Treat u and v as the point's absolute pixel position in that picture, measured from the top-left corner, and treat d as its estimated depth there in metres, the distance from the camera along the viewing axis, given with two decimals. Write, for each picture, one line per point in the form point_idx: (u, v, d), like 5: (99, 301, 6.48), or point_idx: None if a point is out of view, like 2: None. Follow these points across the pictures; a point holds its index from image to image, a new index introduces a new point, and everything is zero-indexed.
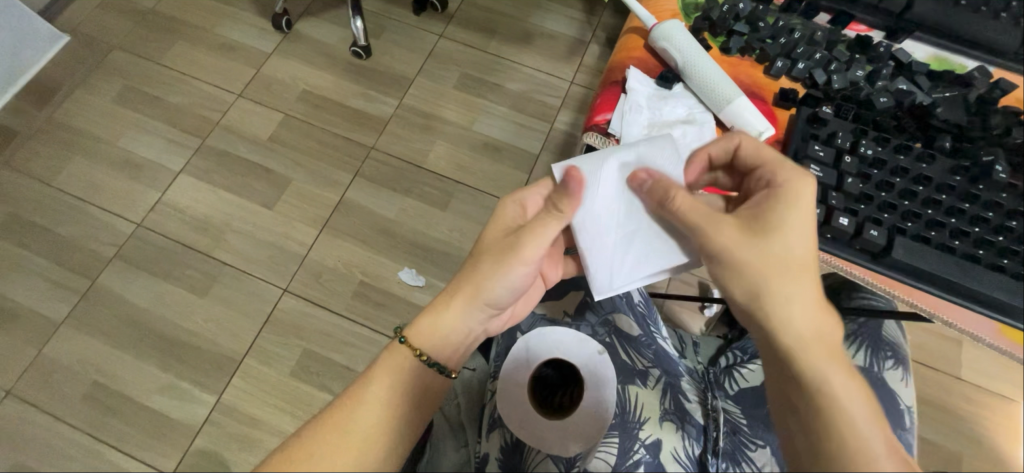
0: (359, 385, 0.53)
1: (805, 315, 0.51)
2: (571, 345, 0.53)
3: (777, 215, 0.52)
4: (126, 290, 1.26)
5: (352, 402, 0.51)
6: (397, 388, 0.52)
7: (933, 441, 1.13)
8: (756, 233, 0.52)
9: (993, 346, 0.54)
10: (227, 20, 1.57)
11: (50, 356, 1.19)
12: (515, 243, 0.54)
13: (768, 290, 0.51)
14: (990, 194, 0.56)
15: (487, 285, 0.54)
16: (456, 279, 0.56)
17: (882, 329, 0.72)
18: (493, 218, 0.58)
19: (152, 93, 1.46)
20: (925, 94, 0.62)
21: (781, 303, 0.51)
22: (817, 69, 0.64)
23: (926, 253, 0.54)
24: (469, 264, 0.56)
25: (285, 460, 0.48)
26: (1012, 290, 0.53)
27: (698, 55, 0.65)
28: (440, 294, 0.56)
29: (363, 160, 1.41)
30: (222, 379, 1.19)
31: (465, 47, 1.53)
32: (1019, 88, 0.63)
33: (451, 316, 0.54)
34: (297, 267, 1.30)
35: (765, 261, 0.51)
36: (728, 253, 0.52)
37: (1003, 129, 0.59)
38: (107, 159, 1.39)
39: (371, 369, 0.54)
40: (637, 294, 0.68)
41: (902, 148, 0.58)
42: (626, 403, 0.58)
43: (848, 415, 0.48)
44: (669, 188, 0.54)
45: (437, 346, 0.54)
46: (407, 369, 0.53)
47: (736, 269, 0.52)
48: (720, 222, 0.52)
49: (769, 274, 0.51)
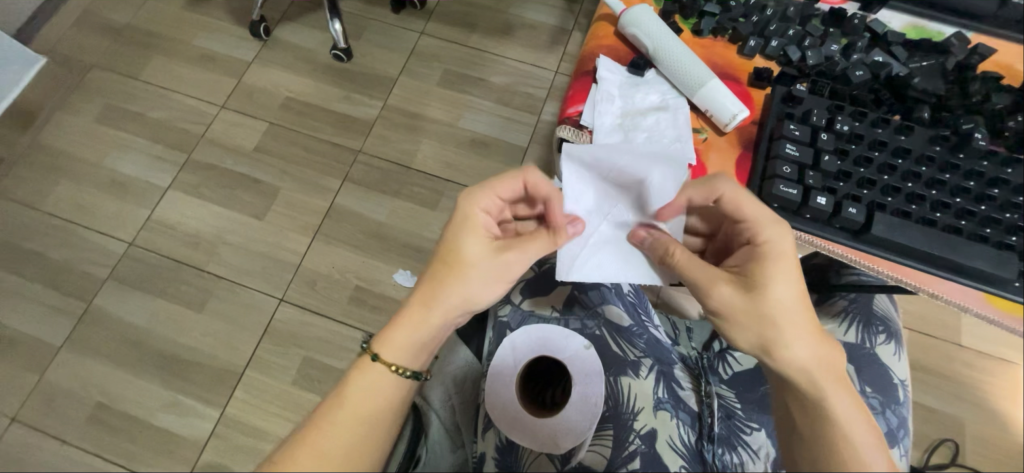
0: (337, 396, 0.51)
1: (805, 355, 0.52)
2: (557, 339, 0.55)
3: (765, 265, 0.53)
4: (122, 310, 1.26)
5: (330, 415, 0.49)
6: (378, 395, 0.51)
7: (936, 409, 1.13)
8: (747, 285, 0.53)
9: (984, 316, 0.54)
10: (204, 31, 1.54)
11: (52, 381, 1.20)
12: (502, 258, 0.55)
13: (763, 337, 0.53)
14: (970, 162, 0.56)
15: (472, 297, 0.54)
16: (434, 291, 0.54)
17: (874, 302, 0.72)
18: (466, 228, 0.56)
19: (134, 109, 1.45)
20: (901, 64, 0.61)
21: (779, 347, 0.52)
22: (791, 46, 0.62)
23: (906, 227, 0.54)
24: (448, 277, 0.54)
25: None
26: (997, 260, 0.53)
27: (668, 39, 0.64)
28: (415, 306, 0.54)
29: (351, 164, 1.40)
30: (225, 392, 1.19)
31: (446, 44, 1.52)
32: (998, 52, 0.61)
33: (429, 324, 0.53)
34: (291, 277, 1.29)
35: (759, 312, 0.52)
36: (725, 307, 0.54)
37: (982, 96, 0.58)
38: (93, 180, 1.38)
39: (346, 378, 0.52)
40: (626, 283, 0.68)
41: (880, 122, 0.57)
42: (619, 395, 0.58)
43: (853, 443, 0.49)
44: (667, 246, 0.57)
45: (416, 356, 0.53)
46: (387, 374, 0.51)
47: (731, 317, 0.54)
48: (714, 280, 0.54)
49: (765, 321, 0.52)
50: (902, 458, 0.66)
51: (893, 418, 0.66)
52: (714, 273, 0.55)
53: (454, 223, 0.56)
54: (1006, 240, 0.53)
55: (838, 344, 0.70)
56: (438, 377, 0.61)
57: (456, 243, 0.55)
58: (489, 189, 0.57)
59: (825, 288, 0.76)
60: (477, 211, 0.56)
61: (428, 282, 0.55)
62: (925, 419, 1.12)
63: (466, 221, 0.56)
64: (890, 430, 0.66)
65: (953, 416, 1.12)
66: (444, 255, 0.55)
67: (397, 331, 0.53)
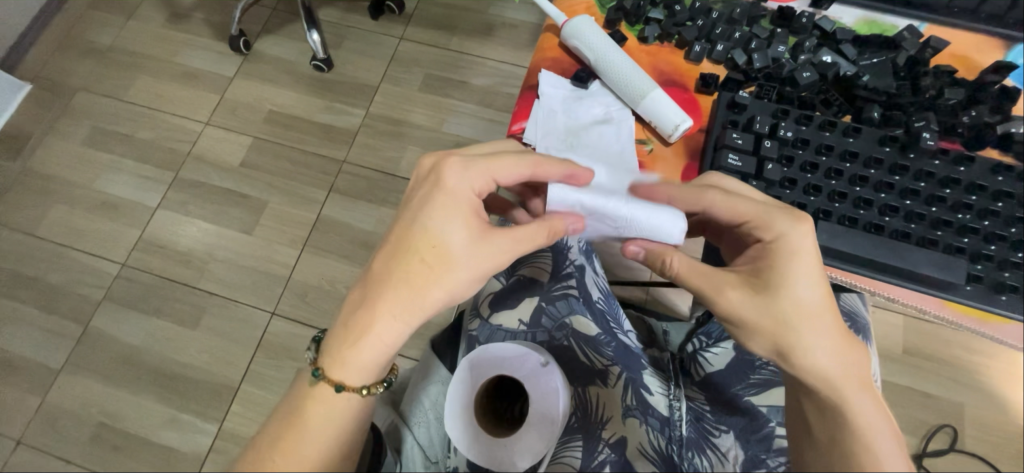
0: (282, 433, 0.47)
1: (826, 362, 0.49)
2: (513, 359, 0.54)
3: (779, 268, 0.50)
4: (118, 331, 1.27)
5: (277, 455, 0.46)
6: (329, 435, 0.47)
7: (934, 395, 1.11)
8: (762, 292, 0.50)
9: (939, 318, 0.54)
10: (186, 47, 1.54)
11: (54, 403, 1.22)
12: (490, 255, 0.50)
13: (783, 343, 0.50)
14: (921, 162, 0.55)
15: (451, 298, 0.50)
16: (409, 293, 0.48)
17: (840, 299, 0.72)
18: (452, 212, 0.50)
19: (121, 130, 1.46)
20: (850, 63, 0.60)
21: (800, 353, 0.49)
22: (736, 50, 0.62)
23: (850, 235, 0.53)
24: (427, 276, 0.49)
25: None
26: (943, 265, 0.52)
27: (609, 50, 0.62)
28: (382, 313, 0.48)
29: (336, 174, 1.39)
30: (222, 407, 1.21)
31: (426, 48, 1.50)
32: (953, 44, 0.61)
33: (400, 334, 0.48)
34: (282, 290, 1.30)
35: (777, 318, 0.50)
36: (735, 316, 0.51)
37: (935, 92, 0.58)
38: (84, 202, 1.39)
39: (293, 411, 0.48)
40: (597, 290, 0.70)
41: (826, 125, 0.56)
42: (588, 406, 0.60)
43: (872, 442, 0.48)
44: (664, 257, 0.54)
45: (381, 369, 0.49)
46: (341, 407, 0.48)
47: (742, 324, 0.51)
48: (722, 287, 0.51)
49: (784, 327, 0.49)
50: None
51: None
52: (727, 280, 0.52)
53: (440, 205, 0.51)
54: (955, 243, 0.53)
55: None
56: (417, 394, 0.62)
57: (439, 233, 0.50)
58: (485, 167, 0.52)
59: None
60: (469, 193, 0.51)
61: (401, 279, 0.49)
62: (923, 405, 1.10)
63: (454, 207, 0.51)
64: None
65: (952, 401, 1.10)
66: (425, 247, 0.49)
67: (361, 343, 0.48)
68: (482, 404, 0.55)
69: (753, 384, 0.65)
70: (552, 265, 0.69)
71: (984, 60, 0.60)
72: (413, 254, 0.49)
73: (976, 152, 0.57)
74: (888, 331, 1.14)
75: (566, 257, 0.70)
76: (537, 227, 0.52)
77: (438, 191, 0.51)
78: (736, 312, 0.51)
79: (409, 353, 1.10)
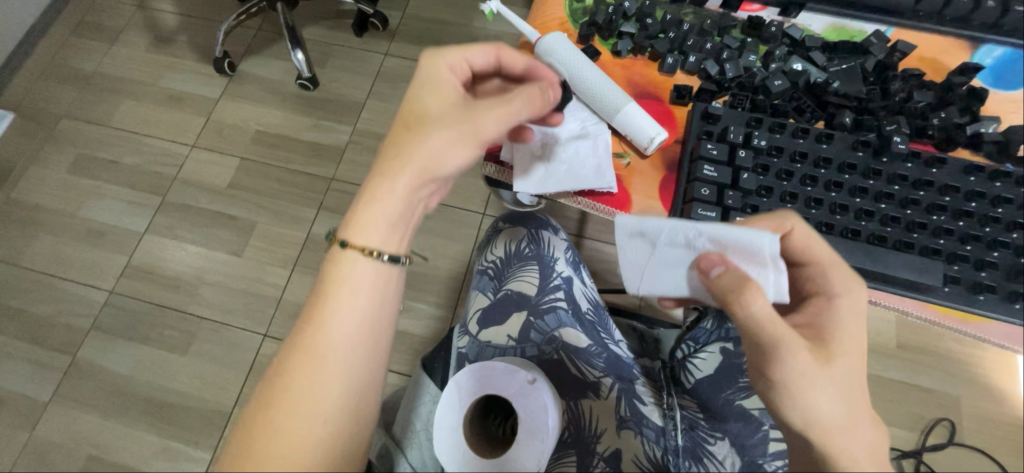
0: (311, 309, 0.47)
1: (862, 444, 0.46)
2: (501, 377, 0.53)
3: (840, 333, 0.48)
4: (107, 360, 1.25)
5: (312, 329, 0.46)
6: (360, 299, 0.47)
7: (932, 389, 1.11)
8: (821, 355, 0.47)
9: (922, 319, 0.55)
10: (170, 71, 1.54)
11: (41, 437, 1.19)
12: (469, 115, 0.49)
13: (827, 414, 0.47)
14: (894, 166, 0.55)
15: (429, 158, 0.48)
16: (393, 153, 0.49)
17: None
18: (431, 84, 0.53)
19: (105, 156, 1.45)
20: (820, 69, 0.61)
21: (843, 428, 0.46)
22: (708, 60, 0.63)
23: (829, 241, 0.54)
24: (407, 135, 0.49)
25: (263, 405, 0.45)
26: (920, 267, 0.52)
27: (581, 66, 0.63)
28: (373, 174, 0.49)
29: (325, 192, 1.39)
30: (214, 433, 1.18)
31: (411, 63, 1.50)
32: (919, 47, 0.62)
33: (387, 192, 0.48)
34: (273, 311, 1.28)
35: (826, 387, 0.46)
36: (792, 374, 0.47)
37: (904, 95, 0.59)
38: (70, 231, 1.37)
39: (319, 290, 0.47)
40: (585, 302, 0.69)
41: (800, 132, 0.57)
42: (581, 419, 0.60)
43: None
44: (747, 283, 0.46)
45: (388, 238, 0.48)
46: (355, 269, 0.47)
47: (798, 382, 0.47)
48: (790, 341, 0.47)
49: (832, 397, 0.46)
50: None
51: None
52: (790, 334, 0.47)
53: (420, 79, 0.53)
54: (934, 245, 0.53)
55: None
56: (409, 416, 0.61)
57: (418, 101, 0.52)
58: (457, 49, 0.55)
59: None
60: (441, 66, 0.54)
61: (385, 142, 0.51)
62: (919, 399, 1.10)
63: (431, 77, 0.53)
64: None
65: (945, 394, 1.10)
66: (405, 117, 0.51)
67: (366, 203, 0.48)
68: (472, 422, 0.54)
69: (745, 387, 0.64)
70: (538, 277, 0.69)
71: (951, 61, 0.62)
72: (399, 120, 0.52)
73: (948, 153, 0.58)
74: (878, 327, 1.15)
75: (552, 269, 0.70)
76: (518, 100, 0.51)
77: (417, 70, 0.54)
78: (797, 368, 0.46)
79: (403, 371, 1.09)
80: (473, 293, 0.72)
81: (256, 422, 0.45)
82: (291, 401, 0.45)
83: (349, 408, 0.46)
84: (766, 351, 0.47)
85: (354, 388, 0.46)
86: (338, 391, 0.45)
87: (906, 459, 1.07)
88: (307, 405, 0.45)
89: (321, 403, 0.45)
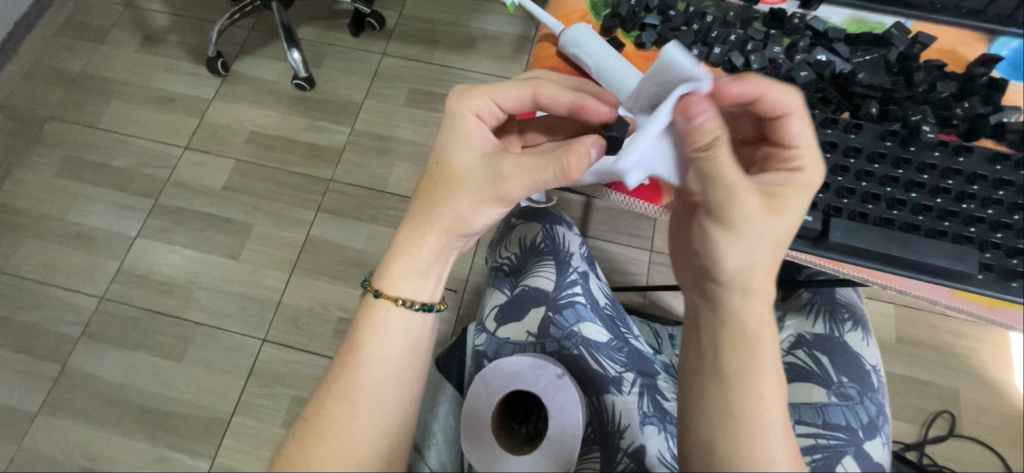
0: (346, 354, 0.51)
1: (757, 296, 0.47)
2: (529, 372, 0.55)
3: (799, 199, 0.47)
4: (98, 368, 1.21)
5: (348, 373, 0.50)
6: (395, 343, 0.51)
7: (941, 384, 1.11)
8: (776, 211, 0.46)
9: (953, 307, 0.55)
10: (161, 71, 1.50)
11: (31, 448, 1.14)
12: (494, 175, 0.52)
13: (749, 254, 0.46)
14: (922, 155, 0.57)
15: (458, 216, 0.53)
16: (421, 214, 0.54)
17: (836, 293, 0.74)
18: (457, 135, 0.55)
19: (94, 158, 1.40)
20: (845, 60, 0.62)
21: (760, 270, 0.47)
22: (733, 51, 0.63)
23: (863, 231, 0.54)
24: (435, 193, 0.53)
25: (300, 440, 0.48)
26: (955, 255, 0.53)
27: (612, 58, 0.62)
28: (405, 230, 0.54)
29: (324, 194, 1.35)
30: (212, 441, 1.14)
31: (409, 62, 1.48)
32: (939, 39, 0.63)
33: (413, 249, 0.53)
34: (272, 315, 1.24)
35: (767, 241, 0.46)
36: (737, 210, 0.45)
37: (927, 86, 0.60)
38: (58, 235, 1.32)
39: (355, 338, 0.52)
40: (603, 298, 0.72)
41: (828, 122, 0.58)
42: (604, 416, 0.61)
43: (762, 381, 0.46)
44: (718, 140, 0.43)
45: (419, 288, 0.53)
46: (391, 322, 0.52)
47: (742, 215, 0.45)
48: (749, 190, 0.45)
49: (760, 240, 0.46)
50: (885, 446, 0.64)
51: (871, 406, 0.65)
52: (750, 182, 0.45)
53: (448, 130, 0.55)
54: (964, 234, 0.54)
55: (806, 336, 0.71)
56: (426, 417, 0.61)
57: (446, 155, 0.54)
58: (485, 91, 0.56)
59: (788, 281, 0.77)
60: (467, 116, 0.55)
61: (417, 196, 0.55)
62: (928, 394, 1.10)
63: (458, 129, 0.55)
64: (870, 419, 0.64)
65: (948, 387, 1.10)
66: (434, 171, 0.54)
67: (395, 259, 0.54)
68: (498, 418, 0.55)
69: None
70: (555, 273, 0.70)
71: (969, 53, 0.63)
72: (424, 172, 0.55)
73: (971, 142, 0.59)
74: (881, 321, 1.15)
75: (569, 265, 0.71)
76: (544, 160, 0.50)
77: (445, 117, 0.56)
78: (747, 203, 0.44)
79: None
80: (489, 290, 0.73)
81: (291, 457, 0.47)
82: (329, 437, 0.47)
83: (384, 437, 0.49)
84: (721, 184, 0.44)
85: (387, 421, 0.49)
86: (372, 427, 0.48)
87: (910, 451, 1.07)
88: (342, 440, 0.47)
89: (355, 438, 0.48)
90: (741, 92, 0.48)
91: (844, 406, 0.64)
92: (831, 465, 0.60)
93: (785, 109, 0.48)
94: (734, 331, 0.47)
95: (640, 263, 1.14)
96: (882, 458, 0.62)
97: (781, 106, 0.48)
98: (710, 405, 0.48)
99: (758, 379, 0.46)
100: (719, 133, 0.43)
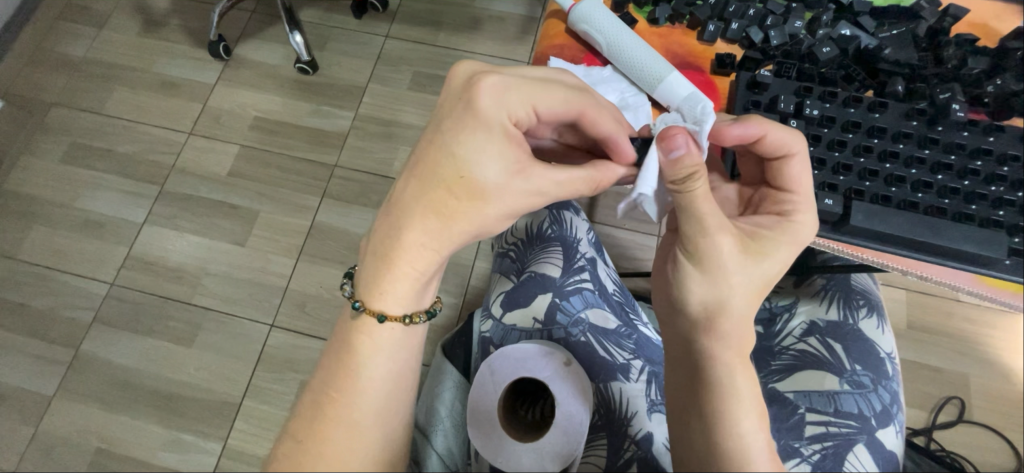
0: (336, 375, 0.49)
1: (732, 336, 0.49)
2: (535, 359, 0.55)
3: (778, 242, 0.50)
4: (111, 352, 1.23)
5: (340, 394, 0.48)
6: (382, 354, 0.50)
7: (951, 370, 1.09)
8: (753, 254, 0.49)
9: (975, 294, 0.53)
10: (164, 56, 1.48)
11: (48, 430, 1.17)
12: (534, 193, 0.50)
13: (716, 292, 0.49)
14: (950, 134, 0.55)
15: (482, 226, 0.51)
16: (442, 223, 0.49)
17: (851, 279, 0.73)
18: (492, 146, 0.48)
19: (100, 145, 1.40)
20: (870, 35, 0.59)
21: (734, 313, 0.49)
22: (751, 27, 0.61)
23: (884, 215, 0.52)
24: (459, 206, 0.49)
25: (296, 464, 0.47)
26: (981, 240, 0.51)
27: (625, 36, 0.61)
28: (415, 247, 0.49)
29: (328, 180, 1.34)
30: (223, 423, 1.16)
31: (413, 45, 1.45)
32: (971, 12, 0.61)
33: (423, 264, 0.50)
34: (279, 300, 1.25)
35: (740, 283, 0.49)
36: (706, 253, 0.48)
37: (958, 61, 0.57)
38: (66, 222, 1.33)
39: (343, 356, 0.50)
40: (611, 284, 0.71)
41: (852, 101, 0.56)
42: (610, 402, 0.61)
43: (739, 420, 0.47)
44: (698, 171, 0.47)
45: (420, 299, 0.52)
46: (383, 339, 0.50)
47: (711, 259, 0.48)
48: (721, 232, 0.48)
49: (733, 283, 0.48)
50: (899, 434, 0.63)
51: (885, 394, 0.64)
52: (723, 228, 0.48)
53: (478, 136, 0.48)
54: (992, 217, 0.52)
55: (820, 323, 0.70)
56: (431, 402, 0.61)
57: (475, 166, 0.48)
58: (523, 96, 0.50)
59: (803, 268, 0.76)
60: (505, 124, 0.49)
61: (433, 209, 0.49)
62: (937, 380, 1.09)
63: (494, 138, 0.49)
64: (883, 407, 0.63)
65: (959, 374, 1.09)
66: (454, 180, 0.48)
67: (397, 279, 0.50)
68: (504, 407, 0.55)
69: (780, 370, 0.68)
70: (563, 259, 0.70)
71: (1002, 26, 0.60)
72: (439, 182, 0.49)
73: (1002, 121, 0.57)
74: (893, 307, 1.13)
75: (577, 251, 0.71)
76: (581, 176, 0.52)
77: (475, 121, 0.49)
78: (719, 248, 0.48)
79: None
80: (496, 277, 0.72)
81: None
82: (327, 459, 0.46)
83: (387, 444, 0.49)
84: (693, 230, 0.48)
85: (389, 435, 0.49)
86: (372, 443, 0.48)
87: (918, 437, 1.06)
88: (340, 458, 0.46)
89: (354, 453, 0.47)
90: (742, 133, 0.51)
91: (857, 394, 0.64)
92: (843, 452, 0.60)
93: (789, 149, 0.51)
94: (710, 373, 0.49)
95: (649, 249, 1.13)
96: (895, 446, 0.62)
97: (784, 146, 0.51)
98: (698, 441, 0.49)
99: (730, 418, 0.47)
100: (697, 168, 0.47)
